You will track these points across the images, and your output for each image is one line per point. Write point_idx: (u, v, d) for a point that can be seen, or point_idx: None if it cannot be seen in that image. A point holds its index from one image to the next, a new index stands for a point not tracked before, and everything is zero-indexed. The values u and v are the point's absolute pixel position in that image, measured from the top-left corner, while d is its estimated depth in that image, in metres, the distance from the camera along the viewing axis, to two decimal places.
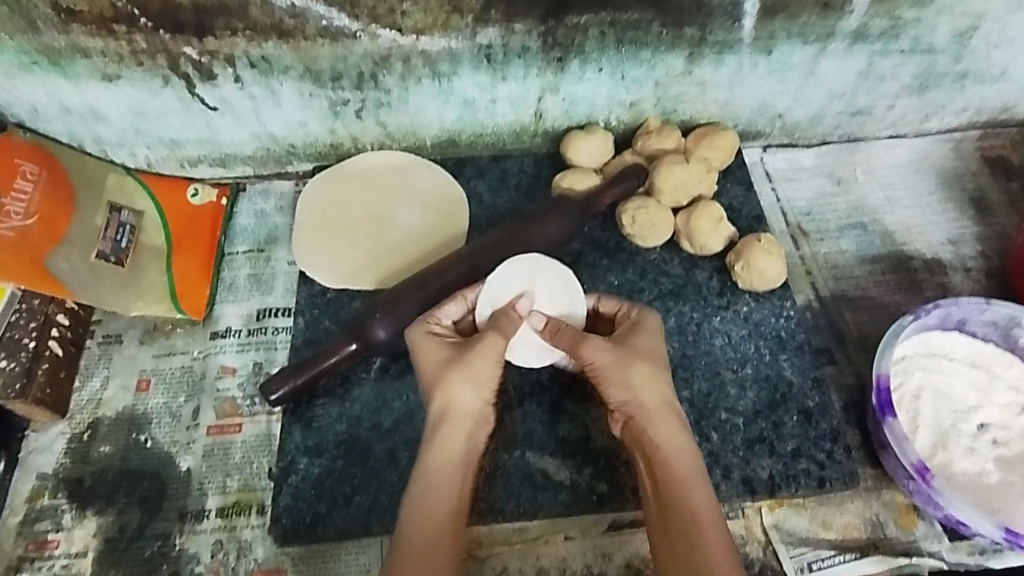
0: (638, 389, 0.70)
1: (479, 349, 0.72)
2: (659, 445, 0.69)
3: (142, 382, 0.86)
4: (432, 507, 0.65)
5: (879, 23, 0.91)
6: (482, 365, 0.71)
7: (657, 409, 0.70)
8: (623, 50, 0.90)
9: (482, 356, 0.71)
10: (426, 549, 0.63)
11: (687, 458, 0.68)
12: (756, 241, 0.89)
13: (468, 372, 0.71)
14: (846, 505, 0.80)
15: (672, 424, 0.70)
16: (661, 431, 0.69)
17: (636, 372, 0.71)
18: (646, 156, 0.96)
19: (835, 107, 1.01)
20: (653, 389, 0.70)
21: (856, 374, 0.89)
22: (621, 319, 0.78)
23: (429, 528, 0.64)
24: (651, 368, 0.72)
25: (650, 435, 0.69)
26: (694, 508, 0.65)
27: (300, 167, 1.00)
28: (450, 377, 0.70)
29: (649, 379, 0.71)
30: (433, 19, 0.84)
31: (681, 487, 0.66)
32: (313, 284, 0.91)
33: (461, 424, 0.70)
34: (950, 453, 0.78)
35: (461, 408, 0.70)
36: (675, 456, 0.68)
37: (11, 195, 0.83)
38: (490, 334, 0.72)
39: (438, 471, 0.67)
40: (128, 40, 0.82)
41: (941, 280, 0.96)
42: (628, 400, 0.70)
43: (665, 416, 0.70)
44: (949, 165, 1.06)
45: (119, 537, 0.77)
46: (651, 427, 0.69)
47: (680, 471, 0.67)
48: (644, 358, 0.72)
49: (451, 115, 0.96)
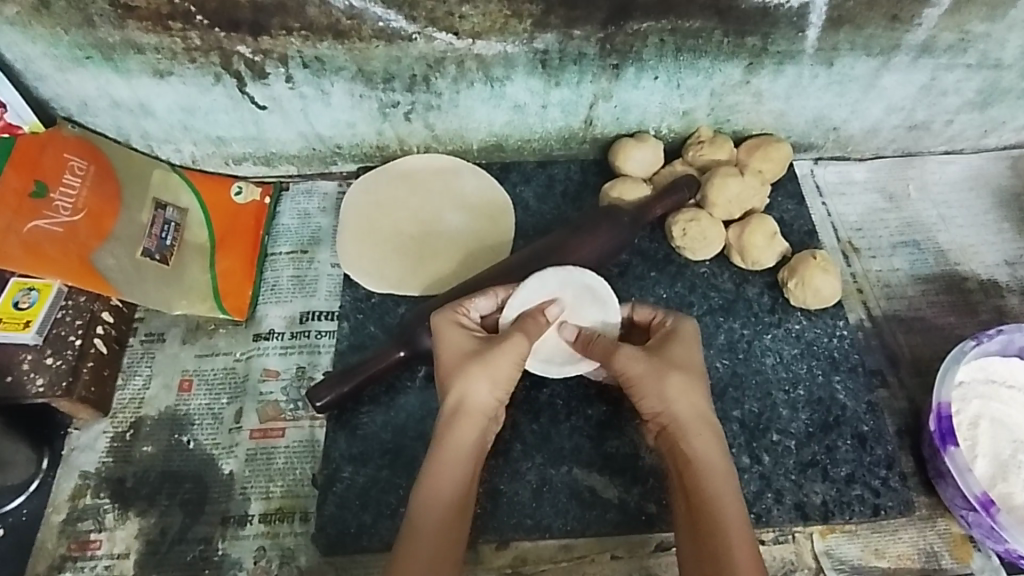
0: (672, 398, 0.67)
1: (505, 347, 0.69)
2: (692, 458, 0.65)
3: (185, 382, 0.85)
4: (445, 503, 0.63)
5: (947, 37, 0.88)
6: (506, 364, 0.68)
7: (690, 422, 0.67)
8: (681, 58, 0.88)
9: (506, 354, 0.69)
10: (434, 546, 0.61)
11: (722, 472, 0.64)
12: (812, 258, 0.87)
13: (489, 368, 0.68)
14: (900, 533, 0.78)
15: (705, 437, 0.66)
16: (694, 443, 0.66)
17: (668, 381, 0.68)
18: (698, 166, 0.94)
19: (893, 121, 0.99)
20: (688, 399, 0.67)
21: (909, 398, 0.86)
22: (656, 327, 0.74)
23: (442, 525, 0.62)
24: (685, 379, 0.68)
25: (683, 446, 0.66)
26: (725, 523, 0.61)
27: (344, 168, 0.99)
28: (473, 369, 0.67)
29: (682, 388, 0.68)
30: (491, 23, 0.82)
31: (712, 502, 0.63)
32: (357, 287, 0.90)
33: (479, 419, 0.68)
34: (1010, 485, 0.75)
35: (480, 404, 0.67)
36: (708, 468, 0.65)
37: (59, 189, 0.84)
38: (517, 336, 0.70)
39: (454, 467, 0.65)
40: (182, 37, 0.81)
41: (997, 302, 0.94)
42: (662, 409, 0.67)
43: (699, 429, 0.66)
44: (1005, 184, 1.03)
45: (161, 540, 0.77)
46: (684, 439, 0.66)
47: (713, 485, 0.64)
48: (678, 368, 0.68)
49: (500, 119, 0.94)
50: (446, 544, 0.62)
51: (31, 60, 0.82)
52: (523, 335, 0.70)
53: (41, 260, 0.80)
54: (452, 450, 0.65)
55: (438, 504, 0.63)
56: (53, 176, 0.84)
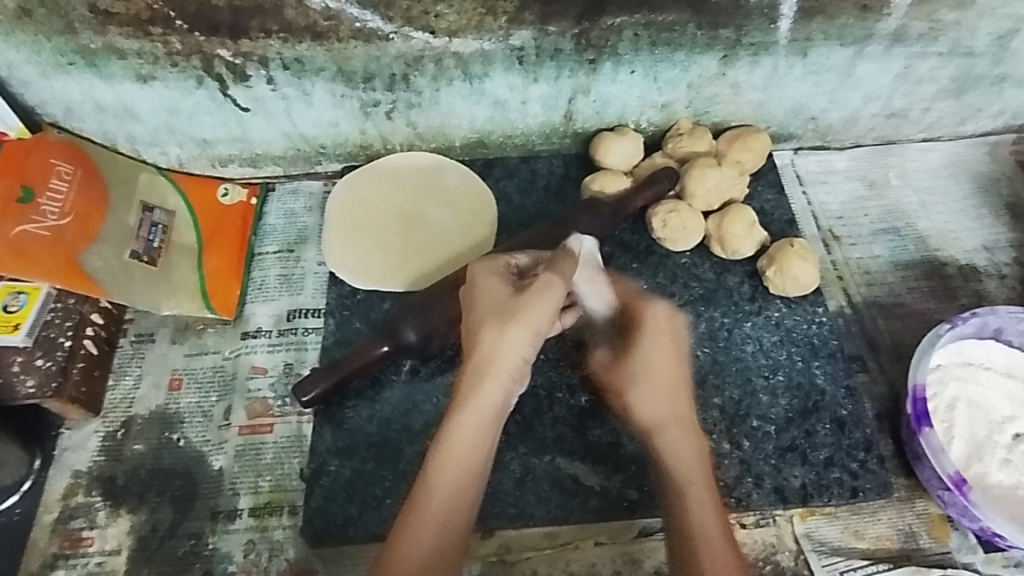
0: (667, 396, 0.69)
1: (540, 298, 0.67)
2: (682, 457, 0.67)
3: (174, 381, 0.87)
4: (460, 475, 0.63)
5: (919, 26, 0.89)
6: (541, 317, 0.66)
7: (667, 424, 0.68)
8: (657, 52, 0.89)
9: (540, 308, 0.66)
10: (443, 519, 0.62)
11: (710, 477, 0.66)
12: (790, 246, 0.88)
13: (523, 324, 0.66)
14: (879, 515, 0.79)
15: (686, 439, 0.68)
16: (673, 446, 0.67)
17: (664, 377, 0.70)
18: (678, 158, 0.95)
19: (871, 110, 1.00)
20: (680, 402, 0.69)
21: (888, 382, 0.88)
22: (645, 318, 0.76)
23: (450, 503, 0.62)
24: (664, 380, 0.70)
25: (672, 446, 0.67)
26: (703, 526, 0.63)
27: (329, 167, 1.01)
28: (504, 326, 0.66)
29: (675, 387, 0.70)
30: (467, 21, 0.83)
31: (701, 503, 0.64)
32: (343, 284, 0.91)
33: (506, 380, 0.66)
34: (985, 465, 0.77)
35: (506, 363, 0.65)
36: (696, 469, 0.66)
37: (46, 193, 0.85)
38: (555, 281, 0.67)
39: (472, 439, 0.64)
40: (164, 42, 0.82)
41: (976, 287, 0.95)
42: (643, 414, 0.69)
43: (686, 431, 0.68)
44: (984, 169, 1.04)
45: (153, 536, 0.78)
46: (662, 441, 0.68)
47: (703, 485, 0.65)
48: (673, 365, 0.70)
49: (481, 115, 0.95)
50: (455, 520, 0.62)
51: (15, 67, 0.84)
52: (558, 278, 0.68)
53: (28, 263, 0.81)
54: (472, 416, 0.64)
55: (449, 475, 0.63)
56: (39, 180, 0.85)
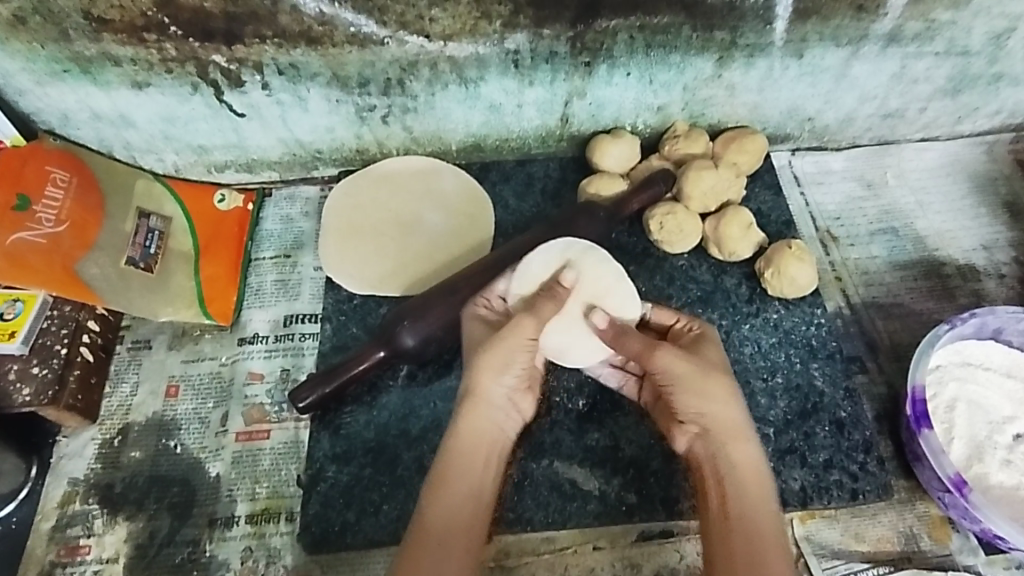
0: (719, 405, 0.66)
1: (512, 334, 0.68)
2: (736, 467, 0.64)
3: (171, 388, 0.87)
4: (457, 504, 0.62)
5: (913, 26, 0.89)
6: (516, 348, 0.68)
7: (731, 428, 0.66)
8: (652, 54, 0.89)
9: (512, 342, 0.68)
10: (443, 532, 0.60)
11: (762, 485, 0.64)
12: (788, 247, 0.88)
13: (497, 359, 0.68)
14: (879, 517, 0.79)
15: (745, 444, 0.66)
16: (736, 451, 0.65)
17: (715, 388, 0.67)
18: (674, 160, 0.95)
19: (867, 110, 1.00)
20: (735, 411, 0.67)
21: (888, 384, 0.87)
22: (680, 331, 0.75)
23: (450, 518, 0.61)
24: (727, 384, 0.68)
25: (727, 455, 0.65)
26: (763, 532, 0.61)
27: (326, 172, 1.01)
28: (479, 361, 0.68)
29: (729, 396, 0.67)
30: (462, 25, 0.83)
31: (752, 513, 0.62)
32: (339, 290, 0.91)
33: (491, 414, 0.67)
34: (985, 466, 0.76)
35: (488, 391, 0.67)
36: (749, 478, 0.64)
37: (42, 201, 0.85)
38: (525, 318, 0.70)
39: (463, 469, 0.64)
40: (158, 48, 0.82)
41: (974, 287, 0.94)
42: (701, 413, 0.67)
43: (743, 438, 0.66)
44: (981, 169, 1.04)
45: (150, 544, 0.78)
46: (727, 445, 0.65)
47: (754, 493, 0.63)
48: (722, 375, 0.68)
49: (477, 119, 0.95)
50: (458, 546, 0.60)
51: (10, 75, 0.84)
52: (529, 317, 0.70)
53: (24, 270, 0.81)
54: (462, 447, 0.65)
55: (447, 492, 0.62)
56: (35, 188, 0.85)
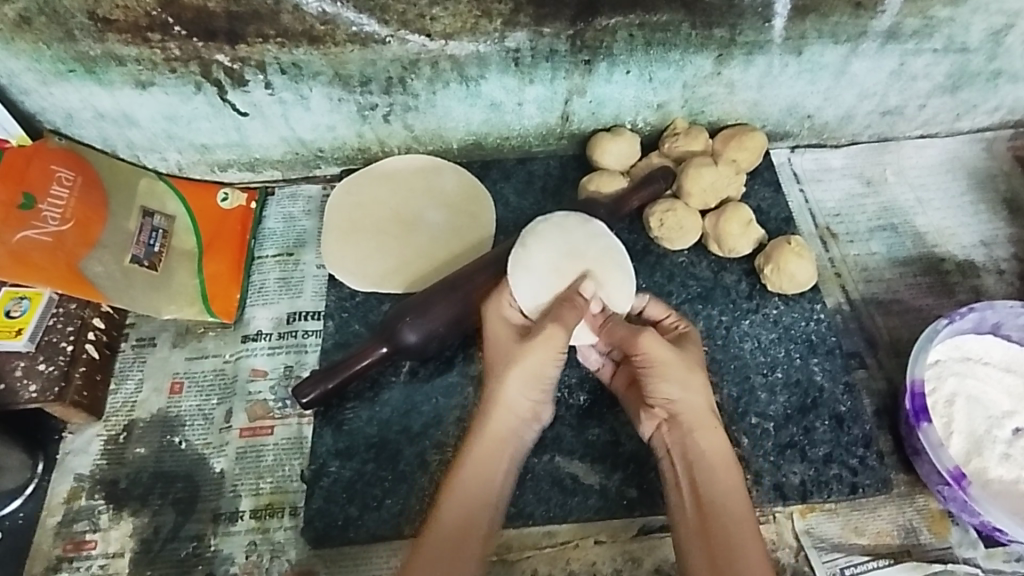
0: (687, 394, 0.68)
1: (540, 343, 0.68)
2: (704, 454, 0.66)
3: (175, 385, 0.87)
4: (473, 515, 0.64)
5: (912, 23, 0.90)
6: (545, 361, 0.68)
7: (702, 416, 0.68)
8: (652, 52, 0.90)
9: (541, 355, 0.68)
10: (455, 539, 0.62)
11: (732, 470, 0.66)
12: (787, 243, 0.88)
13: (525, 369, 0.68)
14: (879, 511, 0.79)
15: (714, 431, 0.67)
16: (706, 439, 0.67)
17: (688, 377, 0.69)
18: (674, 158, 0.95)
19: (866, 107, 1.00)
20: (703, 399, 0.68)
21: (887, 379, 0.88)
22: (667, 326, 0.76)
23: (464, 523, 0.63)
24: (700, 374, 0.70)
25: (695, 442, 0.67)
26: (739, 521, 0.63)
27: (328, 171, 1.01)
28: (509, 370, 0.68)
29: (699, 385, 0.69)
30: (462, 24, 0.84)
31: (724, 499, 0.64)
32: (342, 287, 0.92)
33: (512, 426, 0.68)
34: (984, 460, 0.77)
35: (513, 401, 0.68)
36: (718, 464, 0.66)
37: (47, 200, 0.86)
38: (551, 325, 0.68)
39: (480, 475, 0.65)
40: (162, 48, 0.83)
41: (974, 282, 0.95)
42: (673, 402, 0.69)
43: (711, 425, 0.68)
44: (981, 165, 1.04)
45: (155, 539, 0.78)
46: (696, 433, 0.67)
47: (724, 478, 0.65)
48: (694, 365, 0.70)
49: (478, 117, 0.96)
50: (467, 549, 0.62)
51: (15, 75, 0.85)
52: (561, 327, 0.69)
53: (29, 269, 0.81)
54: (482, 450, 0.66)
55: (465, 497, 0.64)
56: (40, 187, 0.86)
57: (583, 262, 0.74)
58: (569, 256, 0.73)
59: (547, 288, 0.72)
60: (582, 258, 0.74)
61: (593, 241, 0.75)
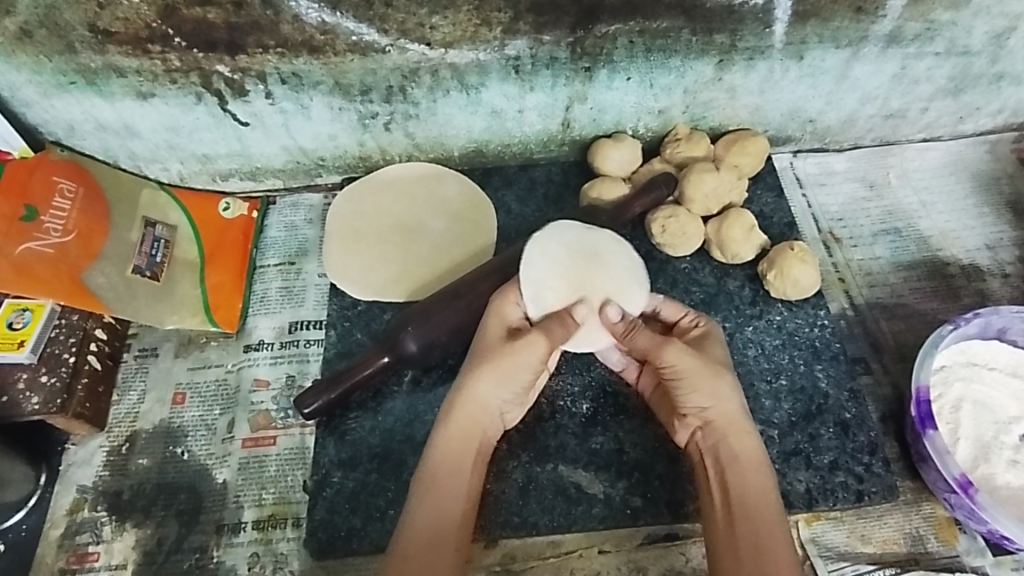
0: (720, 400, 0.67)
1: (522, 347, 0.68)
2: (737, 458, 0.66)
3: (178, 396, 0.87)
4: (446, 512, 0.64)
5: (914, 26, 0.89)
6: (518, 366, 0.68)
7: (735, 422, 0.67)
8: (652, 58, 0.89)
9: (521, 358, 0.68)
10: (433, 538, 0.62)
11: (763, 475, 0.65)
12: (790, 248, 0.88)
13: (502, 369, 0.68)
14: (885, 518, 0.79)
15: (746, 437, 0.67)
16: (739, 444, 0.67)
17: (718, 383, 0.68)
18: (676, 163, 0.95)
19: (868, 111, 1.00)
20: (735, 403, 0.67)
21: (893, 384, 0.87)
22: (685, 326, 0.75)
23: (438, 519, 0.63)
24: (730, 378, 0.68)
25: (729, 446, 0.67)
26: (769, 525, 0.62)
27: (329, 179, 1.01)
28: (484, 369, 0.68)
29: (728, 391, 0.68)
30: (462, 32, 0.84)
31: (757, 503, 0.64)
32: (344, 296, 0.92)
33: (480, 424, 0.69)
34: (992, 466, 0.76)
35: (483, 401, 0.68)
36: (750, 468, 0.66)
37: (49, 212, 0.86)
38: (535, 337, 0.68)
39: (452, 469, 0.66)
40: (162, 59, 0.83)
41: (979, 286, 0.94)
42: (705, 408, 0.68)
43: (746, 431, 0.67)
44: (985, 168, 1.04)
45: (158, 551, 0.78)
46: (729, 439, 0.67)
47: (756, 482, 0.65)
48: (724, 369, 0.69)
49: (479, 124, 0.95)
50: (444, 547, 0.62)
51: (17, 87, 0.85)
52: (544, 336, 0.69)
53: (33, 281, 0.82)
54: (450, 443, 0.67)
55: (439, 494, 0.64)
56: (43, 199, 0.86)
57: (604, 268, 0.75)
58: (599, 254, 0.76)
59: (561, 244, 0.76)
60: (605, 265, 0.75)
61: (626, 273, 0.76)
